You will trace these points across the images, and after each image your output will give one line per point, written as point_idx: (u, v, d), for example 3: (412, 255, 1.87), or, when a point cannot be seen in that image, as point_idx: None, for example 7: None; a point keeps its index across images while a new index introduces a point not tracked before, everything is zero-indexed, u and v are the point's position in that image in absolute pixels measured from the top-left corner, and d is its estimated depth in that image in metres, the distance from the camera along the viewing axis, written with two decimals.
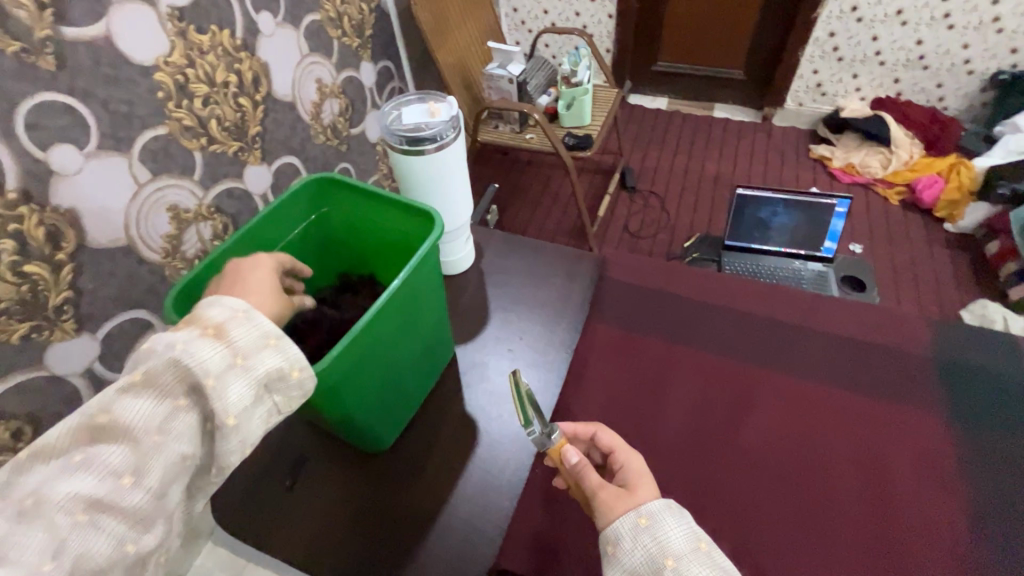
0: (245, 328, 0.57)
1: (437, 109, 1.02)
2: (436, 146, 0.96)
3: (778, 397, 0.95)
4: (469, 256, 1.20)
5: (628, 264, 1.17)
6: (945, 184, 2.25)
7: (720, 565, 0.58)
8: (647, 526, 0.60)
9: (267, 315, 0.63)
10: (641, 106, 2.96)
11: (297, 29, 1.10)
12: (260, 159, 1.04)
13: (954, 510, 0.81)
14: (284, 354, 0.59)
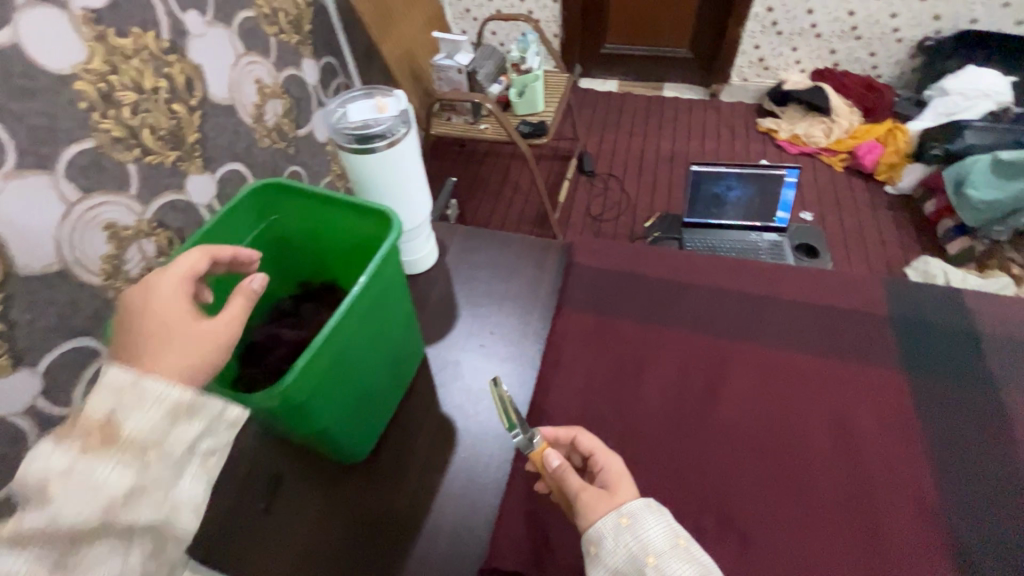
0: (147, 406, 0.51)
1: (384, 104, 0.97)
2: (386, 143, 0.93)
3: (747, 368, 0.97)
4: (431, 253, 1.17)
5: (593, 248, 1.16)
6: (884, 149, 2.34)
7: (698, 561, 0.61)
8: (627, 525, 0.63)
9: (200, 350, 0.56)
10: (592, 89, 2.96)
11: (228, 27, 1.04)
12: (201, 167, 0.98)
13: (918, 460, 0.84)
14: (197, 418, 0.53)
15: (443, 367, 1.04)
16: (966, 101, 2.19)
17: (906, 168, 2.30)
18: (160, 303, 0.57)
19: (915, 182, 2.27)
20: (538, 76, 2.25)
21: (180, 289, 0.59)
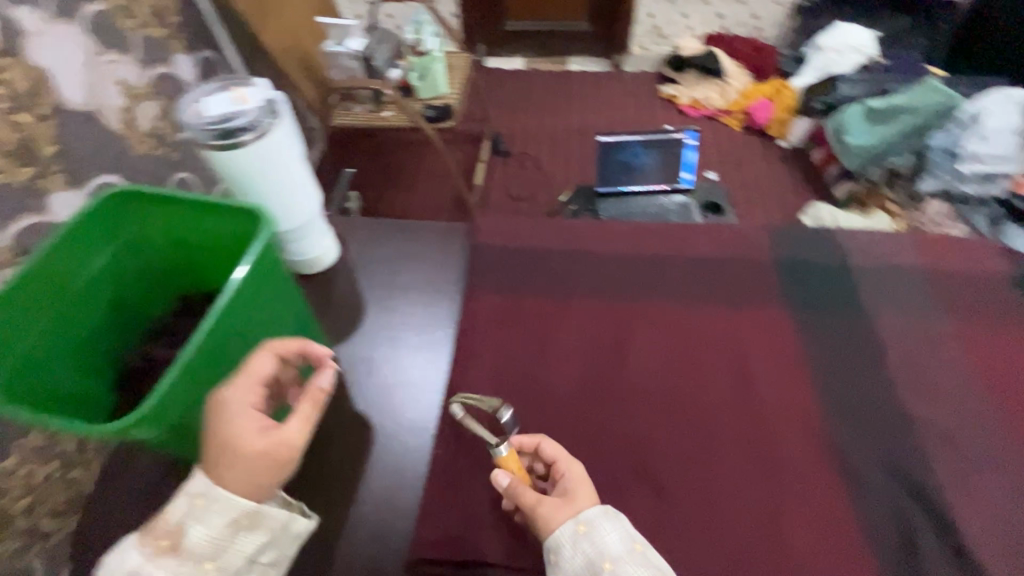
0: (219, 516, 0.60)
1: (244, 95, 0.89)
2: (254, 136, 0.85)
3: (652, 327, 1.01)
4: (333, 248, 1.09)
5: (505, 227, 1.15)
6: (774, 106, 2.49)
7: (652, 564, 0.66)
8: (585, 532, 0.67)
9: (264, 464, 0.61)
10: (498, 68, 2.91)
11: (74, 21, 0.91)
12: (63, 183, 0.85)
13: (802, 392, 0.93)
14: (251, 533, 0.62)
15: (356, 366, 0.98)
16: (839, 56, 2.37)
17: (793, 123, 2.45)
18: (236, 414, 0.62)
19: (803, 135, 2.42)
20: (435, 58, 2.33)
21: (248, 424, 0.61)
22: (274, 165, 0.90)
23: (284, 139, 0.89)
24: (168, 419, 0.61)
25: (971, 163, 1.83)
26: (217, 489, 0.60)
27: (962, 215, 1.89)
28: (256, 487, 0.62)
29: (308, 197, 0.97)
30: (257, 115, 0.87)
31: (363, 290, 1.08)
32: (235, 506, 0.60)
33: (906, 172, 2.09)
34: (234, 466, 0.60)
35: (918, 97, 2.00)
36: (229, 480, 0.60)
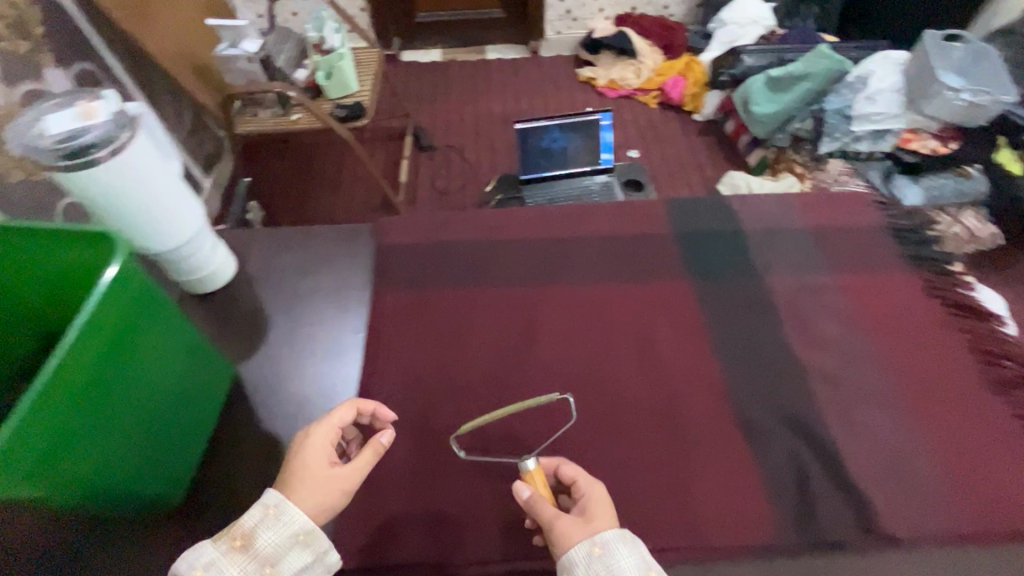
0: (630, 558, 0.52)
1: (93, 107, 0.67)
2: (106, 155, 0.64)
3: (723, 323, 0.78)
4: (222, 270, 0.84)
5: (508, 234, 0.89)
6: (686, 81, 2.55)
7: None
8: None
9: (607, 511, 0.57)
10: (415, 61, 2.78)
11: None
12: None
13: (959, 377, 0.72)
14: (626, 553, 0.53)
15: (309, 450, 0.70)
16: (741, 29, 2.50)
17: (706, 96, 2.51)
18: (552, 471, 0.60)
19: (715, 108, 2.48)
20: (343, 54, 1.81)
21: (566, 472, 0.60)
22: (154, 183, 0.69)
23: (153, 159, 0.68)
24: (27, 472, 0.45)
25: (863, 123, 1.84)
26: (576, 530, 0.54)
27: (860, 173, 1.84)
28: (612, 522, 0.56)
29: (192, 218, 0.75)
30: (112, 126, 0.66)
31: (325, 336, 0.80)
32: (637, 547, 0.54)
33: (808, 136, 2.02)
34: (604, 505, 0.57)
35: (809, 63, 2.03)
36: (609, 523, 0.55)
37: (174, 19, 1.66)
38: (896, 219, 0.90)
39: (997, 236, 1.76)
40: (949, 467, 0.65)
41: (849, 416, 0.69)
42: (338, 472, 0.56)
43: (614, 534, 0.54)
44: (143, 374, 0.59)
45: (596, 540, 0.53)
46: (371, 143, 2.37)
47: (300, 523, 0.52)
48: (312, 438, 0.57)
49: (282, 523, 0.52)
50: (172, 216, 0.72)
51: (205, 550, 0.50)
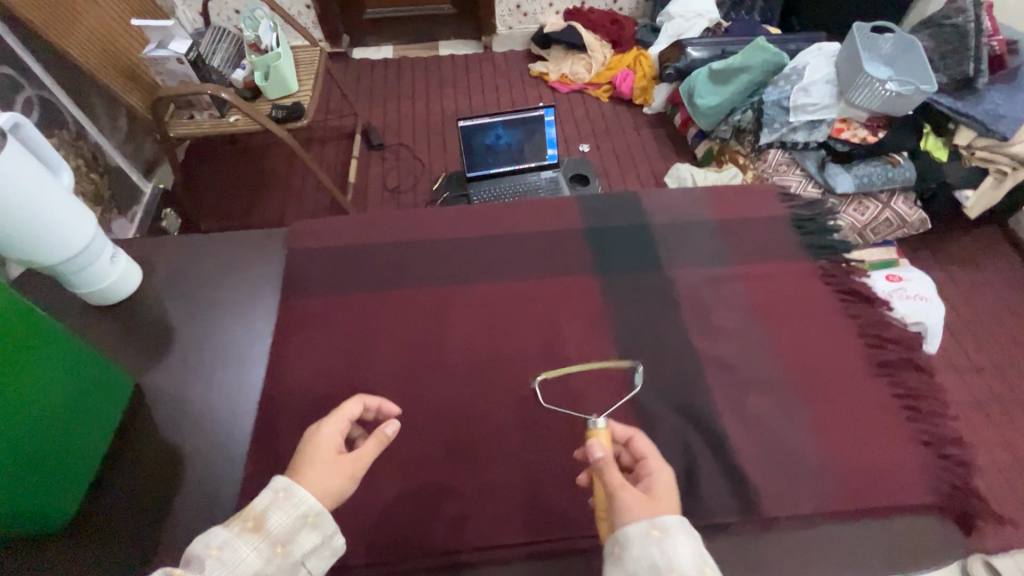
0: (689, 545, 0.49)
1: None
2: None
3: (627, 325, 0.80)
4: (127, 275, 0.84)
5: (423, 244, 0.89)
6: (635, 75, 2.54)
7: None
8: (659, 538, 0.49)
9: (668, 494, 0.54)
10: (367, 58, 2.76)
11: None
12: None
13: (841, 367, 0.76)
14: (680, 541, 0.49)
15: (216, 460, 0.70)
16: (687, 22, 2.47)
17: (655, 89, 2.49)
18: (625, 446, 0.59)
19: (664, 101, 2.46)
20: (280, 54, 1.76)
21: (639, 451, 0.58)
22: (38, 194, 0.68)
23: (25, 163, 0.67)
24: None
25: (800, 114, 1.85)
26: (632, 500, 0.52)
27: (797, 163, 1.87)
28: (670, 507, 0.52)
29: (83, 223, 0.75)
30: None
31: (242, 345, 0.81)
32: (697, 542, 0.50)
33: (750, 127, 2.00)
34: (666, 492, 0.54)
35: (747, 56, 1.99)
36: (673, 512, 0.52)
37: (96, 22, 1.59)
38: (800, 210, 0.94)
39: (926, 220, 1.78)
40: (825, 447, 0.70)
41: (737, 402, 0.73)
42: (345, 457, 0.55)
43: (677, 521, 0.50)
44: (22, 397, 0.58)
45: (658, 523, 0.50)
46: (322, 144, 2.33)
47: (309, 503, 0.51)
48: (328, 429, 0.56)
49: (290, 504, 0.50)
50: (56, 220, 0.71)
51: (221, 528, 0.48)
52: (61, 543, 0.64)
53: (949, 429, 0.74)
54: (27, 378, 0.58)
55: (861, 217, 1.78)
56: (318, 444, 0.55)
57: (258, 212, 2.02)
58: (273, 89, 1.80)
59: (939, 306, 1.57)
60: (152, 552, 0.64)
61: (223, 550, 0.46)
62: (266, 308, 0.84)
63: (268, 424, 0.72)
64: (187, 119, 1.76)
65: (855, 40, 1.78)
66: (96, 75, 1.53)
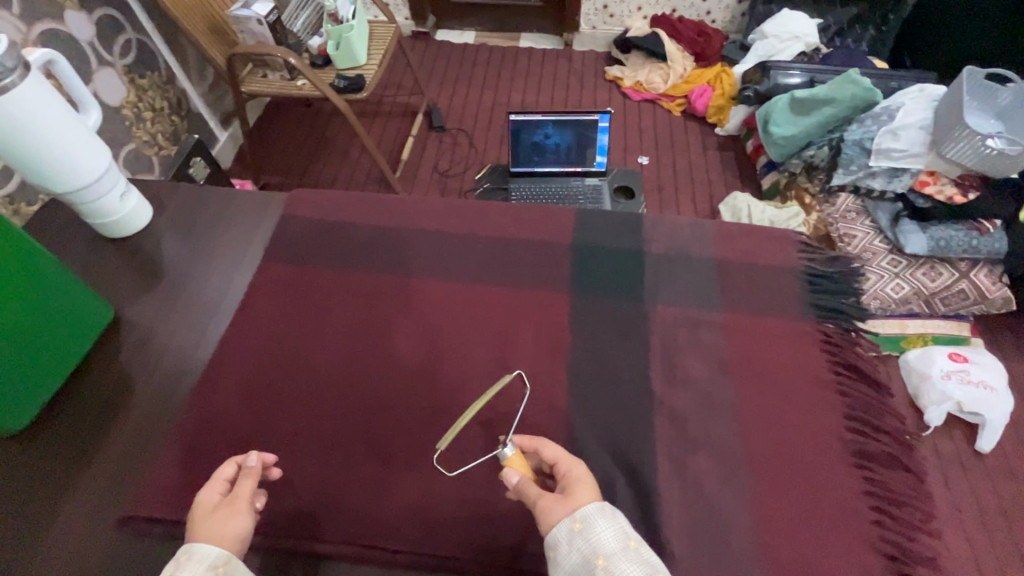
0: (609, 526, 0.50)
1: None
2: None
3: (586, 357, 0.76)
4: (139, 212, 0.91)
5: (406, 235, 0.89)
6: (713, 92, 2.38)
7: (653, 565, 0.48)
8: (580, 530, 0.50)
9: (588, 483, 0.55)
10: (448, 41, 2.78)
11: None
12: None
13: (810, 452, 0.69)
14: (603, 527, 0.50)
15: (165, 403, 0.75)
16: (780, 43, 2.25)
17: (731, 110, 2.32)
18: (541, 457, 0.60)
19: (739, 124, 2.30)
20: (353, 27, 1.81)
21: (552, 455, 0.60)
22: (60, 127, 0.75)
23: (51, 98, 0.73)
24: None
25: (881, 158, 1.64)
26: (548, 500, 0.54)
27: (867, 212, 1.68)
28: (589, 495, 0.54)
29: (97, 156, 0.81)
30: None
31: (218, 302, 0.85)
32: (616, 517, 0.51)
33: (823, 165, 1.81)
34: (581, 480, 0.56)
35: (835, 88, 1.82)
36: (590, 497, 0.54)
37: None
38: (817, 265, 0.85)
39: (1010, 299, 1.56)
40: (764, 530, 0.63)
41: (679, 458, 0.68)
42: (230, 500, 0.57)
43: (593, 506, 0.52)
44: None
45: (574, 516, 0.51)
46: (384, 119, 2.39)
47: (216, 555, 0.52)
48: (202, 499, 0.58)
49: (195, 560, 0.51)
50: (74, 152, 0.78)
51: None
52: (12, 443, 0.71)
53: (922, 545, 0.64)
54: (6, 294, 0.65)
55: (930, 282, 1.57)
56: (194, 513, 0.57)
57: (313, 175, 2.11)
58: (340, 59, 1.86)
59: (1009, 402, 1.37)
60: (83, 470, 0.69)
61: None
62: (247, 267, 0.89)
63: (216, 375, 0.75)
64: (260, 77, 1.86)
65: (963, 81, 1.53)
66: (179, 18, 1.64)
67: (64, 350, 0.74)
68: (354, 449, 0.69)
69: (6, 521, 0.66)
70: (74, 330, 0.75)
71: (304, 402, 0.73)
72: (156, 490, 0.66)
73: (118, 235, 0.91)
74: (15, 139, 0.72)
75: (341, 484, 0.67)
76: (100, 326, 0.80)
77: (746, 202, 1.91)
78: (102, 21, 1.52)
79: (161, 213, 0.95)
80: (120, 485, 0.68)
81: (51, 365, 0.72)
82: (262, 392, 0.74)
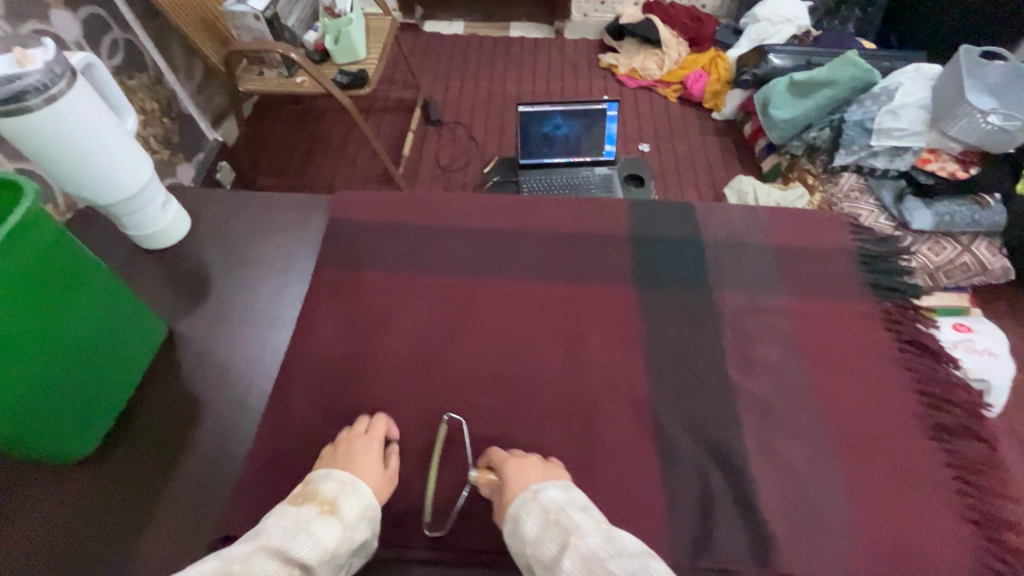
0: (532, 513, 0.56)
1: (26, 57, 0.64)
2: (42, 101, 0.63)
3: (661, 347, 0.76)
4: (180, 221, 0.88)
5: (460, 236, 0.87)
6: (708, 77, 2.20)
7: (574, 528, 0.54)
8: (514, 526, 0.57)
9: (524, 473, 0.61)
10: (437, 33, 2.54)
11: None
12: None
13: (891, 427, 0.70)
14: (528, 516, 0.56)
15: (237, 417, 0.73)
16: (773, 27, 2.13)
17: (728, 95, 2.14)
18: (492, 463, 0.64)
19: (736, 108, 2.11)
20: (352, 19, 1.68)
21: (496, 460, 0.64)
22: (107, 137, 0.71)
23: (96, 107, 0.69)
24: None
25: (882, 138, 1.54)
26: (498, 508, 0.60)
27: (871, 190, 1.57)
28: (522, 484, 0.60)
29: (142, 165, 0.77)
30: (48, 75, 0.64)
31: (273, 312, 0.83)
32: (538, 499, 0.58)
33: (824, 146, 1.69)
34: (515, 470, 0.61)
35: (833, 69, 1.67)
36: (518, 490, 0.59)
37: None
38: (870, 245, 0.87)
39: (1009, 269, 1.48)
40: (856, 506, 0.65)
41: (766, 442, 0.69)
42: (375, 451, 0.64)
43: (519, 498, 0.58)
44: (52, 337, 0.61)
45: (507, 515, 0.58)
46: (378, 115, 2.20)
47: (368, 500, 0.59)
48: (361, 443, 0.64)
49: (357, 497, 0.59)
50: (121, 164, 0.74)
51: (298, 512, 0.55)
52: (82, 467, 0.69)
53: (1005, 510, 0.67)
54: (79, 315, 0.64)
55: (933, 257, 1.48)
56: (355, 455, 0.63)
57: (310, 175, 1.93)
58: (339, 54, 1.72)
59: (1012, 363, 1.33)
60: (162, 489, 0.67)
61: (311, 530, 0.53)
62: (300, 274, 0.87)
63: (288, 387, 0.73)
64: (256, 76, 1.69)
65: (959, 61, 1.44)
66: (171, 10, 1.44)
67: (126, 367, 0.72)
68: (442, 453, 0.68)
69: (90, 549, 0.63)
70: (135, 347, 0.73)
71: (383, 406, 0.71)
72: (245, 506, 0.64)
73: (160, 247, 0.88)
74: (55, 145, 0.67)
75: (434, 488, 0.66)
76: (157, 341, 0.78)
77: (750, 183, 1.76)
78: (89, 21, 1.29)
79: (198, 224, 0.93)
80: (203, 503, 0.66)
81: (117, 384, 0.71)
82: (337, 400, 0.72)
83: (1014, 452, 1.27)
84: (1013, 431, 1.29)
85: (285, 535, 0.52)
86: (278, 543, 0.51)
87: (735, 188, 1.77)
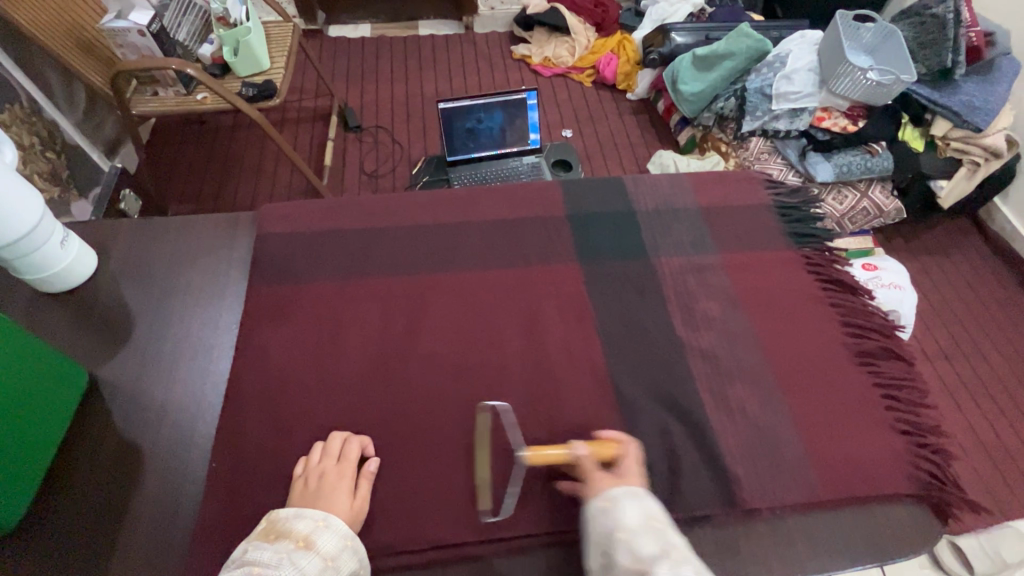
0: (634, 507, 0.57)
1: None
2: None
3: (614, 319, 0.78)
4: (82, 257, 0.81)
5: (398, 236, 0.85)
6: (618, 60, 2.24)
7: (678, 543, 0.53)
8: (607, 508, 0.57)
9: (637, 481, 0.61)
10: (343, 38, 2.44)
11: None
12: None
13: (823, 359, 0.76)
14: (634, 510, 0.56)
15: (186, 457, 0.68)
16: (671, 7, 2.20)
17: (639, 75, 2.19)
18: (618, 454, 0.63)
19: (648, 87, 2.16)
20: (250, 28, 1.51)
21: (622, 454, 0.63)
22: None
23: None
24: None
25: (781, 103, 1.61)
26: (597, 487, 0.60)
27: (778, 151, 1.65)
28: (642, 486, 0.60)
29: (24, 200, 0.69)
30: None
31: (208, 343, 0.78)
32: (643, 499, 0.58)
33: (732, 115, 1.73)
34: (634, 472, 0.62)
35: (730, 42, 1.73)
36: (629, 484, 0.60)
37: None
38: (784, 197, 0.94)
39: (902, 210, 1.60)
40: (805, 437, 0.69)
41: (719, 391, 0.73)
42: (352, 477, 0.62)
43: (625, 490, 0.59)
44: None
45: (605, 495, 0.58)
46: (293, 127, 2.10)
47: (345, 528, 0.58)
48: (326, 466, 0.62)
49: (332, 529, 0.57)
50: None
51: (274, 547, 0.55)
52: (17, 542, 0.63)
53: (929, 418, 0.74)
54: None
55: (836, 207, 1.60)
56: (322, 483, 0.61)
57: (226, 197, 1.81)
58: (239, 67, 1.57)
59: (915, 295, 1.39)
60: (111, 548, 0.62)
61: (288, 566, 0.53)
62: (232, 298, 0.82)
63: (235, 418, 0.68)
64: (150, 97, 1.53)
65: (837, 25, 1.53)
66: (37, 33, 1.30)
67: (44, 420, 0.65)
68: (411, 457, 0.67)
69: None
70: (51, 398, 0.66)
71: (342, 418, 0.69)
72: (208, 548, 0.60)
73: (64, 288, 0.80)
74: None
75: (406, 494, 0.64)
76: (79, 390, 0.71)
77: (671, 156, 1.79)
78: None
79: (108, 260, 0.85)
80: (160, 555, 0.62)
81: (39, 442, 0.64)
82: (291, 420, 0.68)
83: (927, 370, 1.41)
84: (924, 351, 1.44)
85: (263, 568, 0.53)
86: (258, 571, 0.52)
87: (656, 162, 1.78)
